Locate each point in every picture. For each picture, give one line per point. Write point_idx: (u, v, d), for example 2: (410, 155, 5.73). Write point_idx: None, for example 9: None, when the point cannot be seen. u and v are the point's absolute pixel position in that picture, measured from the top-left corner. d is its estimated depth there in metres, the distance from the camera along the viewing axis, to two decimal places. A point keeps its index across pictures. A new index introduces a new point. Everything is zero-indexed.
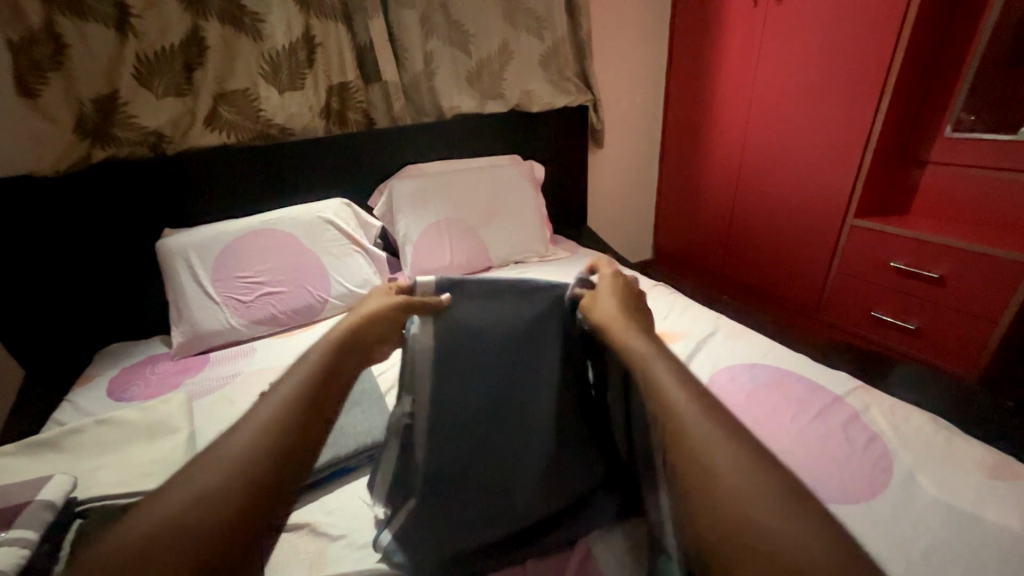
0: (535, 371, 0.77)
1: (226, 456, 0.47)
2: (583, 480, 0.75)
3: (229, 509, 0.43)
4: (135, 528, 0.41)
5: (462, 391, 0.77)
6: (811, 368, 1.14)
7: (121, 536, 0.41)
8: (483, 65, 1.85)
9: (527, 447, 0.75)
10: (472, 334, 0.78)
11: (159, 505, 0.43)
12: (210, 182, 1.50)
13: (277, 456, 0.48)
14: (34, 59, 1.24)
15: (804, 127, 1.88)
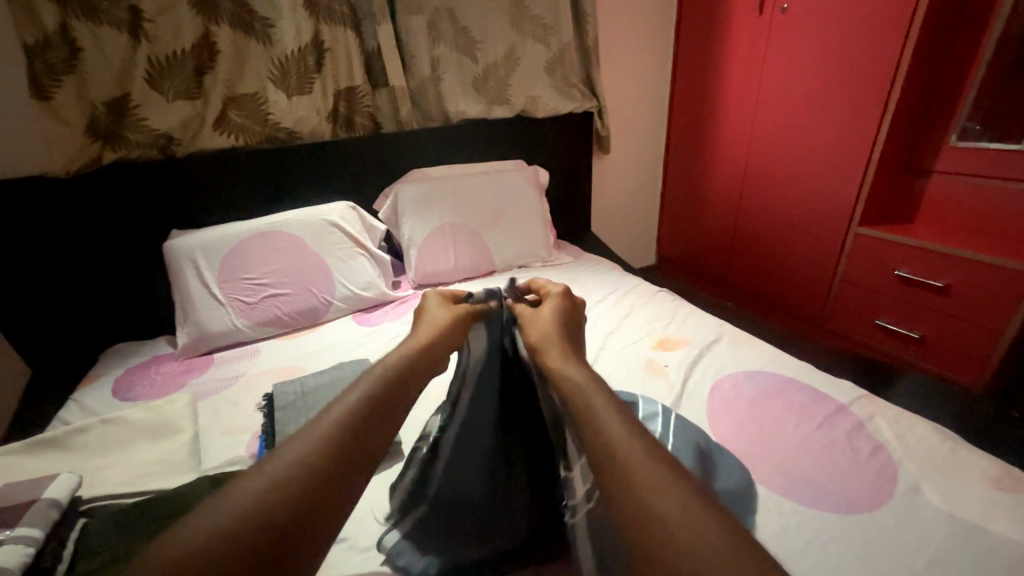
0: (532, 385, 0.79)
1: (292, 460, 0.48)
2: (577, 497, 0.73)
3: (291, 512, 0.44)
4: (202, 525, 0.41)
5: (483, 403, 0.79)
6: (815, 376, 1.14)
7: (188, 530, 0.40)
8: (489, 71, 1.87)
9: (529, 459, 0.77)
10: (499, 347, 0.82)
11: (225, 503, 0.43)
12: (218, 184, 1.52)
13: (329, 472, 0.48)
14: (48, 62, 1.26)
15: (809, 136, 1.88)
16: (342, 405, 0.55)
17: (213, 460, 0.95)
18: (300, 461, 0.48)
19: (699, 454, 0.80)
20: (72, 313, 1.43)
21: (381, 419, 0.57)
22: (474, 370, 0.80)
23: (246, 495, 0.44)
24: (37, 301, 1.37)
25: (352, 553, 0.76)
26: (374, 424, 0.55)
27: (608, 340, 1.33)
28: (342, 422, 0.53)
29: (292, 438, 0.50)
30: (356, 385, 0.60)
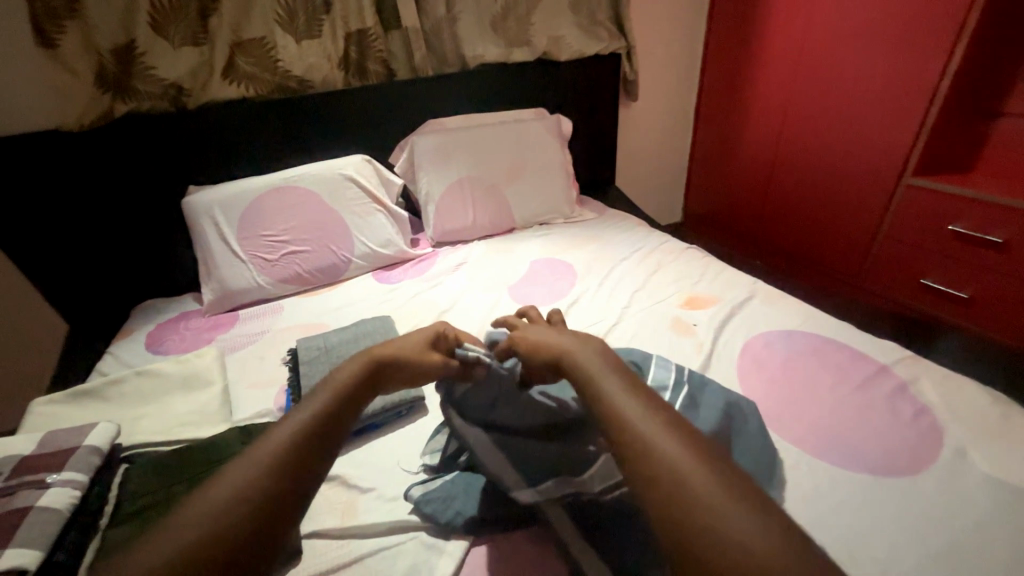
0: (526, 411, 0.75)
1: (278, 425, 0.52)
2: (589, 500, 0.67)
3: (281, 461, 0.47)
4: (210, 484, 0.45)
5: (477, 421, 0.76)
6: (856, 336, 1.07)
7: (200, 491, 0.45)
8: (509, 8, 1.72)
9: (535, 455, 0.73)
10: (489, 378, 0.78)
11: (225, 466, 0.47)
12: (231, 138, 1.47)
13: (303, 449, 0.49)
14: (50, 6, 1.21)
15: (862, 77, 1.70)
16: (300, 414, 0.53)
17: (244, 412, 0.97)
18: (253, 475, 0.45)
19: (717, 430, 0.76)
20: (101, 270, 1.46)
21: (342, 422, 0.55)
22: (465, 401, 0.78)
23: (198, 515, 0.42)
24: (67, 257, 1.40)
25: (381, 500, 0.78)
26: (334, 428, 0.53)
27: (634, 299, 1.28)
28: (302, 428, 0.51)
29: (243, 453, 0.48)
30: (315, 393, 0.57)
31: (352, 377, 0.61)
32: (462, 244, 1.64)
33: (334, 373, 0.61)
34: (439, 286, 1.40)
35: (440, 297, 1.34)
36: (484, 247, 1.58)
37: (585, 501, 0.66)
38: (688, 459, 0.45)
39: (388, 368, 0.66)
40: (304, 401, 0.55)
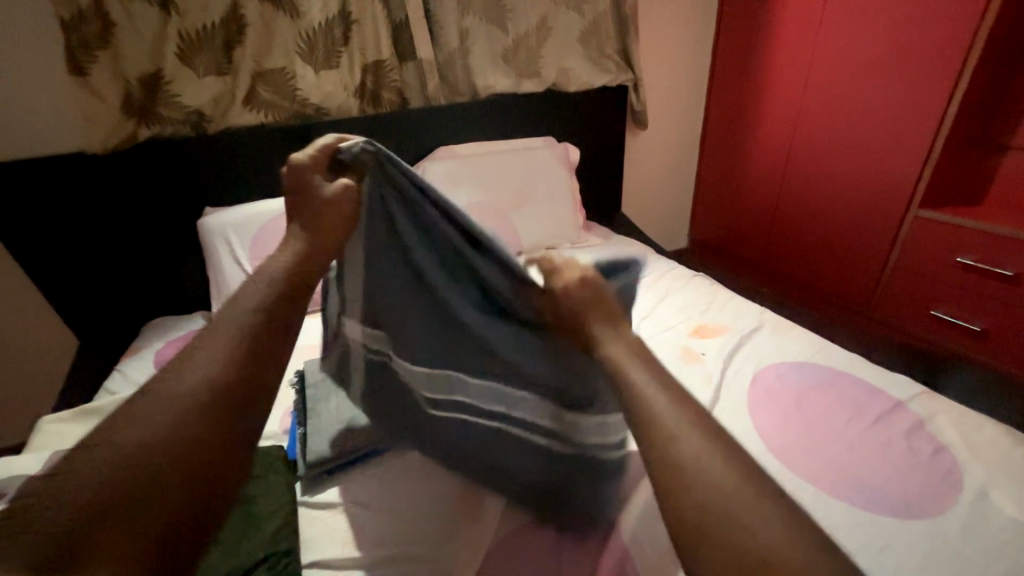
0: (417, 294, 0.81)
1: (191, 380, 0.50)
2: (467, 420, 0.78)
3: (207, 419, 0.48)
4: (126, 445, 0.45)
5: (378, 285, 0.84)
6: (868, 369, 1.06)
7: (113, 450, 0.44)
8: (521, 42, 1.78)
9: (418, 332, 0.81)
10: (395, 251, 0.83)
11: (138, 426, 0.46)
12: (249, 162, 1.52)
13: (225, 400, 0.50)
14: (84, 37, 1.27)
15: (868, 110, 1.73)
16: (209, 354, 0.53)
17: None
18: (208, 370, 0.51)
19: (559, 453, 0.73)
20: (114, 288, 1.48)
21: (280, 323, 0.60)
22: (369, 245, 0.84)
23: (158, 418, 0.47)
24: (82, 275, 1.44)
25: (383, 528, 0.77)
26: (273, 327, 0.59)
27: (642, 326, 1.27)
28: (237, 338, 0.55)
29: (179, 368, 0.52)
30: (232, 305, 0.59)
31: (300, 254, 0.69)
32: None
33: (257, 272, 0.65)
34: None
35: None
36: None
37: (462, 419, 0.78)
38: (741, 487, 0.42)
39: (302, 207, 0.73)
40: (221, 315, 0.58)
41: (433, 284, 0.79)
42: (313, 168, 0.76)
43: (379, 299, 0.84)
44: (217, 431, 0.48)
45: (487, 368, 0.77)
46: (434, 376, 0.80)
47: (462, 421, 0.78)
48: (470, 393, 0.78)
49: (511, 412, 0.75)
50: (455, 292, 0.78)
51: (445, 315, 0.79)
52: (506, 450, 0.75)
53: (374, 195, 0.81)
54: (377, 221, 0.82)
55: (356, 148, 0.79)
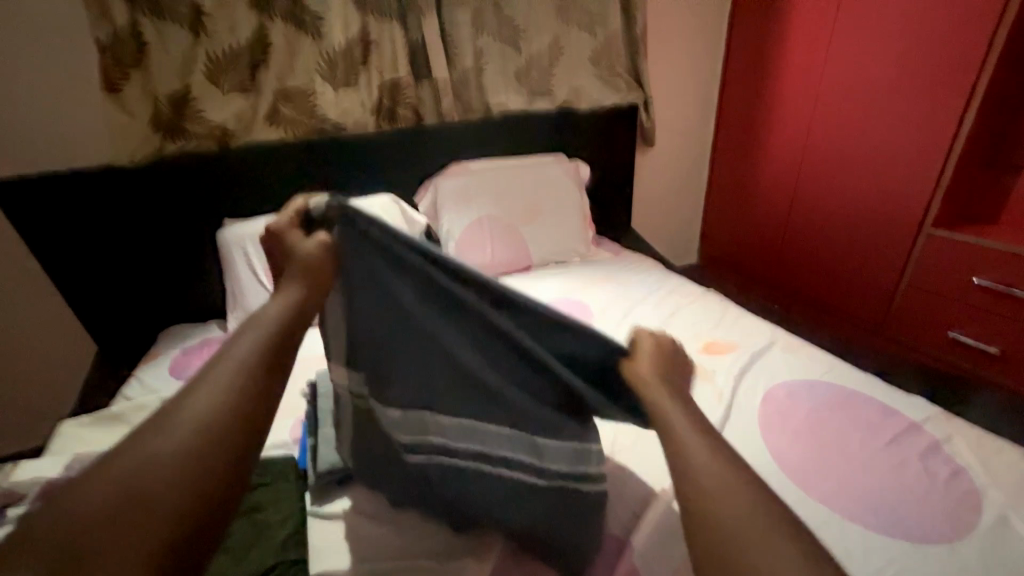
0: (408, 336, 0.78)
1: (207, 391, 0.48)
2: (455, 464, 0.76)
3: (219, 432, 0.45)
4: (131, 461, 0.42)
5: (362, 323, 0.79)
6: (883, 389, 1.05)
7: (119, 467, 0.41)
8: (533, 62, 1.83)
9: (407, 372, 0.78)
10: (379, 288, 0.78)
11: (149, 441, 0.44)
12: (267, 175, 1.56)
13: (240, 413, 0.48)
14: (118, 55, 1.34)
15: (880, 129, 1.74)
16: (231, 363, 0.52)
17: None
18: (225, 381, 0.49)
19: (543, 492, 0.74)
20: (135, 296, 1.53)
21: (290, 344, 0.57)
22: (349, 282, 0.77)
23: (165, 437, 0.44)
24: (105, 283, 1.49)
25: (389, 542, 0.77)
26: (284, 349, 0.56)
27: None
28: (253, 356, 0.53)
29: (192, 389, 0.49)
30: (247, 325, 0.57)
31: (302, 284, 0.66)
32: None
33: (278, 296, 0.63)
34: None
35: None
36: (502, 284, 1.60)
37: (450, 461, 0.77)
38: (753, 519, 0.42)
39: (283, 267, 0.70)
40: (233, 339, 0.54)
41: (410, 322, 0.77)
42: (292, 225, 0.74)
43: (364, 337, 0.79)
44: (226, 456, 0.45)
45: (467, 405, 0.78)
46: (411, 418, 0.79)
47: (440, 465, 0.77)
48: (447, 434, 0.78)
49: (487, 451, 0.76)
50: (447, 333, 0.77)
51: (428, 354, 0.78)
52: (488, 495, 0.75)
53: (348, 241, 0.75)
54: (351, 259, 0.76)
55: (322, 202, 0.76)
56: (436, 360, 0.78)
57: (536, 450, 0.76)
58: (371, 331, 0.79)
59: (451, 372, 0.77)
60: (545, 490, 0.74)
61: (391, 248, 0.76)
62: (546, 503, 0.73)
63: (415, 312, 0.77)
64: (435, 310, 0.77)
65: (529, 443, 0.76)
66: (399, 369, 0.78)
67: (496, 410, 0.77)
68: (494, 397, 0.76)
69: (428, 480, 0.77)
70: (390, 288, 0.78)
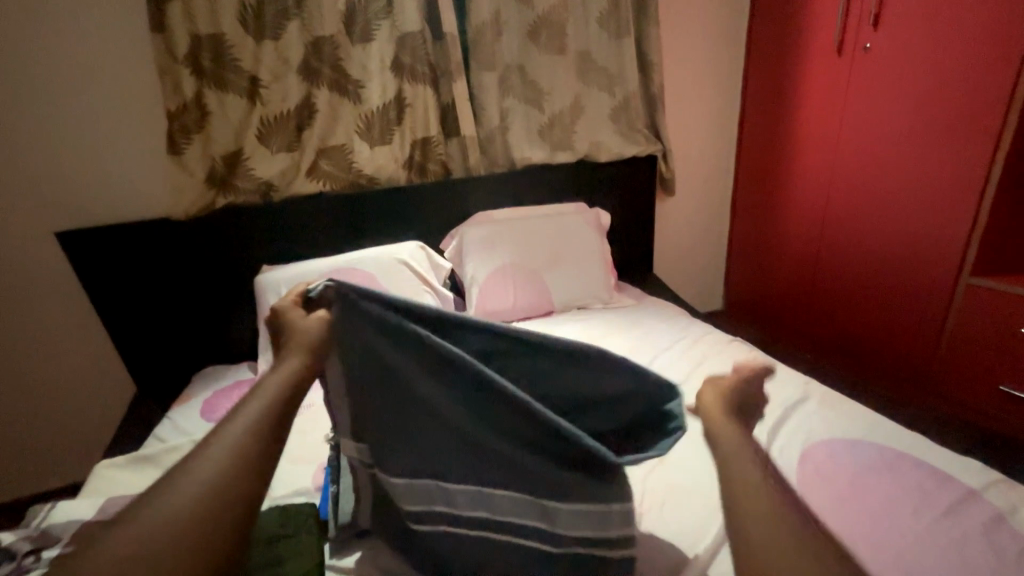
0: (405, 402, 0.78)
1: (224, 445, 0.53)
2: (463, 532, 0.76)
3: (234, 488, 0.50)
4: (156, 515, 0.47)
5: (361, 391, 0.81)
6: (933, 451, 0.99)
7: (147, 521, 0.46)
8: (556, 119, 1.94)
9: (407, 440, 0.78)
10: (373, 356, 0.80)
11: (171, 496, 0.49)
12: (305, 225, 1.66)
13: (250, 469, 0.52)
14: (184, 123, 1.49)
15: (905, 176, 1.73)
16: (246, 419, 0.57)
17: (282, 488, 1.01)
18: (237, 437, 0.54)
19: (554, 555, 0.74)
20: (174, 338, 1.60)
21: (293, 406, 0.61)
22: (346, 354, 0.81)
23: (175, 500, 0.48)
24: (149, 326, 1.57)
25: None
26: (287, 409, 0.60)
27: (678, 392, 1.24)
28: (266, 412, 0.58)
29: (199, 453, 0.53)
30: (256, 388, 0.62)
31: (302, 356, 0.69)
32: None
33: (275, 369, 0.66)
34: None
35: None
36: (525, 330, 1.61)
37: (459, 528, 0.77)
38: (798, 568, 0.45)
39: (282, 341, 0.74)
40: (240, 403, 0.59)
41: (404, 387, 0.78)
42: (290, 308, 0.78)
43: (365, 405, 0.81)
44: (234, 518, 0.49)
45: (471, 471, 0.76)
46: (414, 487, 0.78)
47: (451, 534, 0.76)
48: (451, 502, 0.77)
49: (495, 517, 0.76)
50: (439, 397, 0.76)
51: (425, 420, 0.77)
52: (501, 561, 0.75)
53: (343, 315, 0.80)
54: (347, 331, 0.80)
55: (320, 286, 0.82)
56: (433, 425, 0.77)
57: (548, 515, 0.74)
58: (372, 398, 0.80)
59: (451, 439, 0.76)
60: (558, 553, 0.74)
61: (381, 318, 0.80)
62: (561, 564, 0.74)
63: (408, 377, 0.78)
64: (427, 374, 0.78)
65: (540, 507, 0.74)
66: (401, 435, 0.79)
67: (501, 476, 0.75)
68: (498, 463, 0.75)
69: (436, 550, 0.77)
70: (383, 355, 0.79)
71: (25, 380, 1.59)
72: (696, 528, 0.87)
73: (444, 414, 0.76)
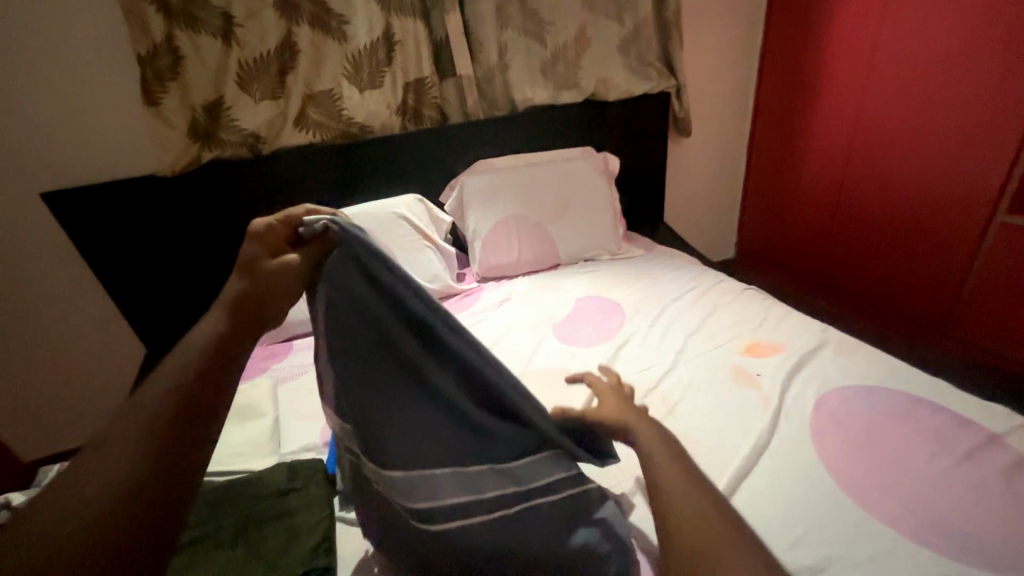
0: (402, 377, 0.74)
1: (142, 412, 0.52)
2: (466, 524, 0.69)
3: (153, 451, 0.50)
4: (68, 493, 0.45)
5: (350, 363, 0.74)
6: (953, 396, 0.95)
7: (55, 498, 0.45)
8: (559, 54, 1.78)
9: (406, 418, 0.73)
10: (368, 322, 0.75)
11: (85, 470, 0.47)
12: (296, 180, 1.59)
13: (173, 430, 0.52)
14: (158, 70, 1.38)
15: (943, 107, 1.58)
16: (170, 379, 0.56)
17: (291, 444, 1.02)
18: (155, 403, 0.54)
19: (557, 501, 0.72)
20: (177, 300, 1.60)
21: (214, 392, 0.58)
22: (335, 315, 0.74)
23: (65, 521, 0.44)
24: (151, 288, 1.56)
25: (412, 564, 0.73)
26: (204, 398, 0.56)
27: (688, 343, 1.20)
28: (189, 367, 0.58)
29: (113, 427, 0.51)
30: (157, 376, 0.57)
31: (226, 313, 0.66)
32: (505, 280, 1.64)
33: (195, 327, 0.64)
34: (482, 322, 1.39)
35: (485, 331, 1.34)
36: (530, 283, 1.57)
37: (465, 503, 0.70)
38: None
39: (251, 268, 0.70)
40: (160, 368, 0.58)
41: (403, 359, 0.74)
42: (262, 238, 0.73)
43: (353, 379, 0.73)
44: (158, 486, 0.48)
45: (468, 450, 0.73)
46: (411, 478, 0.70)
47: (457, 524, 0.69)
48: (453, 490, 0.71)
49: (498, 492, 0.72)
50: (438, 373, 0.74)
51: (423, 396, 0.74)
52: (523, 539, 0.68)
53: (336, 268, 0.75)
54: (336, 289, 0.75)
55: (321, 223, 0.75)
56: (434, 402, 0.74)
57: (539, 475, 0.74)
58: (362, 373, 0.73)
59: (450, 419, 0.74)
60: (563, 500, 0.72)
61: (378, 282, 0.75)
62: (566, 511, 0.71)
63: (407, 348, 0.74)
64: (426, 348, 0.75)
65: (534, 472, 0.74)
66: (396, 416, 0.72)
67: (496, 451, 0.75)
68: (493, 439, 0.74)
69: (456, 545, 0.68)
70: (380, 323, 0.75)
71: (40, 344, 1.63)
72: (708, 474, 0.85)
73: (443, 390, 0.74)
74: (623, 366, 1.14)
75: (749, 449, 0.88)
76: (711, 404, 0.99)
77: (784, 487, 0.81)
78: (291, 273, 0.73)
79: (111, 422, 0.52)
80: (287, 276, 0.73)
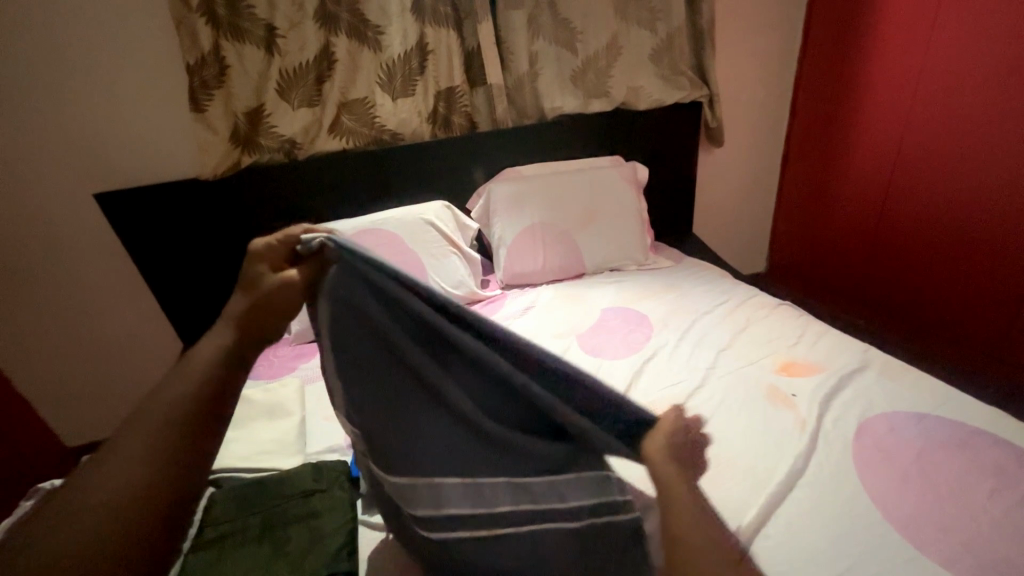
0: (411, 386, 0.73)
1: (162, 415, 0.58)
2: (475, 535, 0.70)
3: (172, 453, 0.56)
4: (98, 488, 0.51)
5: (358, 372, 0.73)
6: (1013, 428, 0.89)
7: (88, 492, 0.51)
8: (590, 63, 1.77)
9: (415, 428, 0.72)
10: (374, 330, 0.73)
11: (113, 467, 0.53)
12: (330, 185, 1.63)
13: (189, 434, 0.58)
14: (204, 78, 1.44)
15: (996, 118, 1.50)
16: (186, 386, 0.61)
17: (316, 445, 1.03)
18: (174, 406, 0.59)
19: (576, 528, 0.70)
20: (212, 298, 1.65)
21: (224, 401, 0.63)
22: (340, 324, 0.74)
23: (95, 513, 0.50)
24: (188, 287, 1.62)
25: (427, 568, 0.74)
26: (217, 405, 0.62)
27: (719, 357, 1.16)
28: (205, 376, 0.62)
29: (136, 429, 0.56)
30: (175, 381, 0.61)
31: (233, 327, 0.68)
32: (530, 288, 1.63)
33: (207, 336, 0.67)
34: None
35: None
36: (554, 291, 1.55)
37: (472, 517, 0.70)
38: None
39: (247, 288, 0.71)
40: (179, 374, 0.62)
41: (411, 368, 0.73)
42: (263, 255, 0.74)
43: (362, 389, 0.73)
44: (175, 485, 0.54)
45: (481, 459, 0.72)
46: (422, 487, 0.71)
47: (463, 535, 0.70)
48: (462, 501, 0.71)
49: (508, 507, 0.71)
50: (446, 382, 0.72)
51: (432, 406, 0.73)
52: (538, 557, 0.68)
53: (339, 279, 0.74)
54: (339, 299, 0.74)
55: (315, 241, 0.74)
56: (442, 412, 0.73)
57: (552, 493, 0.72)
58: (371, 382, 0.73)
59: (460, 430, 0.72)
60: (582, 527, 0.70)
61: (380, 290, 0.74)
62: (582, 532, 0.70)
63: (414, 356, 0.72)
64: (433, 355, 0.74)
65: (548, 489, 0.72)
66: (405, 425, 0.72)
67: (509, 465, 0.72)
68: (505, 451, 0.73)
69: (464, 556, 0.69)
70: (386, 331, 0.73)
71: (85, 336, 1.71)
72: (738, 498, 0.81)
73: (453, 399, 0.72)
74: (651, 380, 1.11)
75: (785, 474, 0.84)
76: (743, 425, 0.95)
77: (822, 517, 0.77)
78: (295, 290, 0.74)
79: (133, 421, 0.57)
80: (293, 293, 0.73)
